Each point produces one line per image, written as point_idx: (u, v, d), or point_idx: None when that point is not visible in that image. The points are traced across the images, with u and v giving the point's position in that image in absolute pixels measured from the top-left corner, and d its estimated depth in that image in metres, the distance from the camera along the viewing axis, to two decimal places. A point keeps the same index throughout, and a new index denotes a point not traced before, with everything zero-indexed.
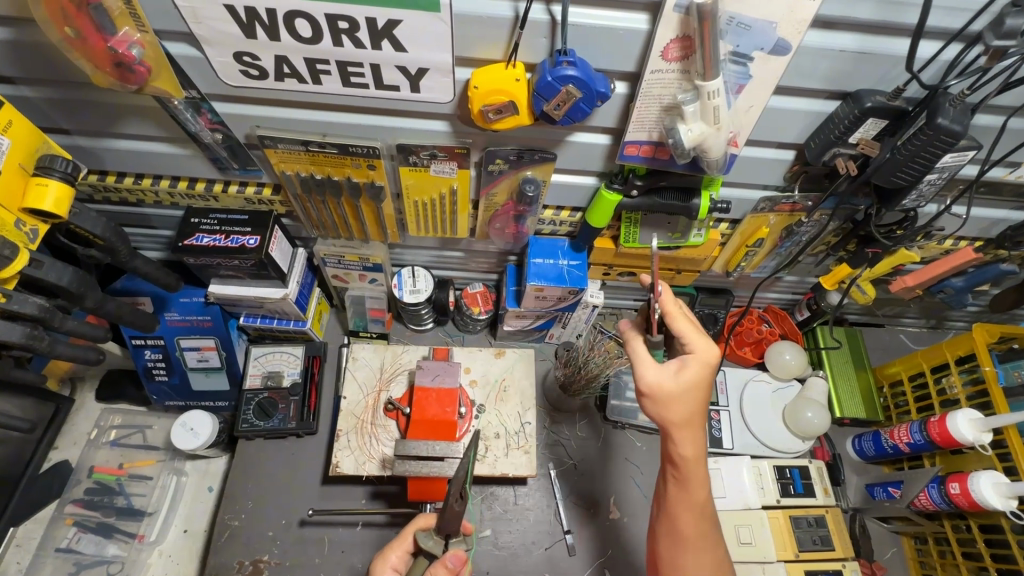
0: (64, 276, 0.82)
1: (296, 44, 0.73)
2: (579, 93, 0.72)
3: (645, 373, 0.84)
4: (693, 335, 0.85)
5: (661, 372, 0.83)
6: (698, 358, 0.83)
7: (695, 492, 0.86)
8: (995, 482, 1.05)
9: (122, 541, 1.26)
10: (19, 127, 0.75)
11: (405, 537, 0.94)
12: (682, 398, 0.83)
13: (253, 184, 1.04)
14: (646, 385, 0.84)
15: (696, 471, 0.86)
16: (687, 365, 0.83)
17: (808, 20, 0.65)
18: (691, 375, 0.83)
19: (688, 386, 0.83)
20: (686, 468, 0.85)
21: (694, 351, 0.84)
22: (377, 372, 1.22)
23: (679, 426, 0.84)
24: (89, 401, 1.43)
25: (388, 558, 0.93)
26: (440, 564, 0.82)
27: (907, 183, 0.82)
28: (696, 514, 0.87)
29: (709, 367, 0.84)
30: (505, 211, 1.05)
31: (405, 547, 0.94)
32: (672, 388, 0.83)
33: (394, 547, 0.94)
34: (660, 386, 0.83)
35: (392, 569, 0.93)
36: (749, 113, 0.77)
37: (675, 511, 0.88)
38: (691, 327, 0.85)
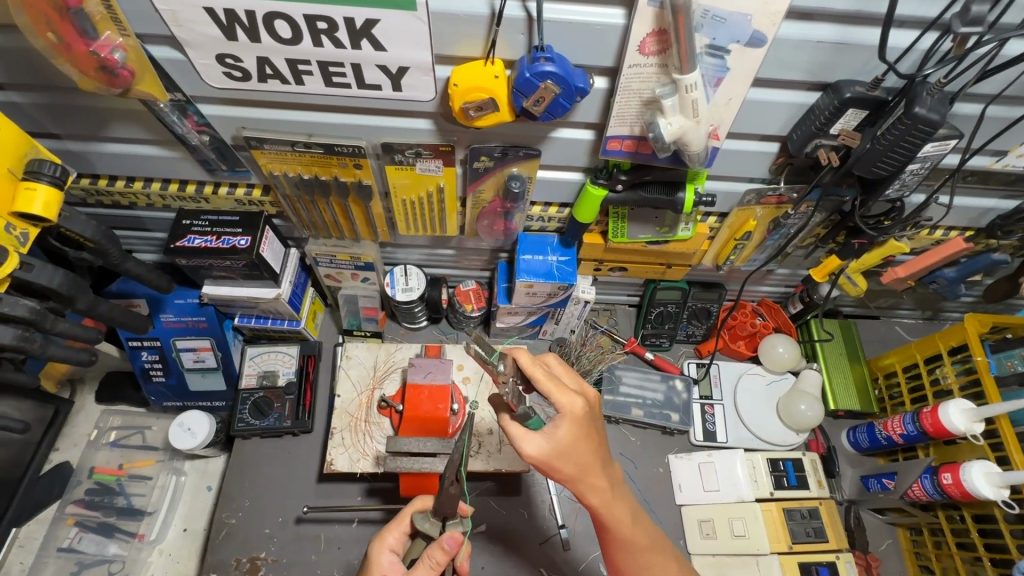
0: (55, 279, 0.84)
1: (277, 45, 0.73)
2: (557, 88, 0.72)
3: (526, 449, 0.76)
4: (559, 392, 0.76)
5: (542, 444, 0.76)
6: (566, 417, 0.75)
7: (620, 528, 0.85)
8: (987, 471, 1.05)
9: (122, 541, 1.28)
10: (7, 132, 0.76)
11: (402, 518, 0.93)
12: (570, 463, 0.77)
13: (242, 185, 1.05)
14: (531, 460, 0.77)
15: (612, 512, 0.83)
16: (558, 429, 0.76)
17: (782, 12, 0.65)
18: (562, 437, 0.75)
19: (569, 448, 0.76)
20: (602, 513, 0.83)
21: (563, 410, 0.76)
22: (371, 370, 1.23)
23: (577, 484, 0.79)
24: (89, 402, 1.45)
25: (386, 540, 0.92)
26: (437, 546, 0.83)
27: (888, 172, 0.83)
28: (629, 545, 0.87)
29: (579, 423, 0.76)
30: (493, 208, 1.06)
31: (402, 529, 0.92)
32: (557, 458, 0.76)
33: (391, 529, 0.92)
34: (545, 459, 0.76)
35: (389, 551, 0.91)
36: (728, 106, 0.77)
37: (612, 548, 0.88)
38: (552, 383, 0.77)
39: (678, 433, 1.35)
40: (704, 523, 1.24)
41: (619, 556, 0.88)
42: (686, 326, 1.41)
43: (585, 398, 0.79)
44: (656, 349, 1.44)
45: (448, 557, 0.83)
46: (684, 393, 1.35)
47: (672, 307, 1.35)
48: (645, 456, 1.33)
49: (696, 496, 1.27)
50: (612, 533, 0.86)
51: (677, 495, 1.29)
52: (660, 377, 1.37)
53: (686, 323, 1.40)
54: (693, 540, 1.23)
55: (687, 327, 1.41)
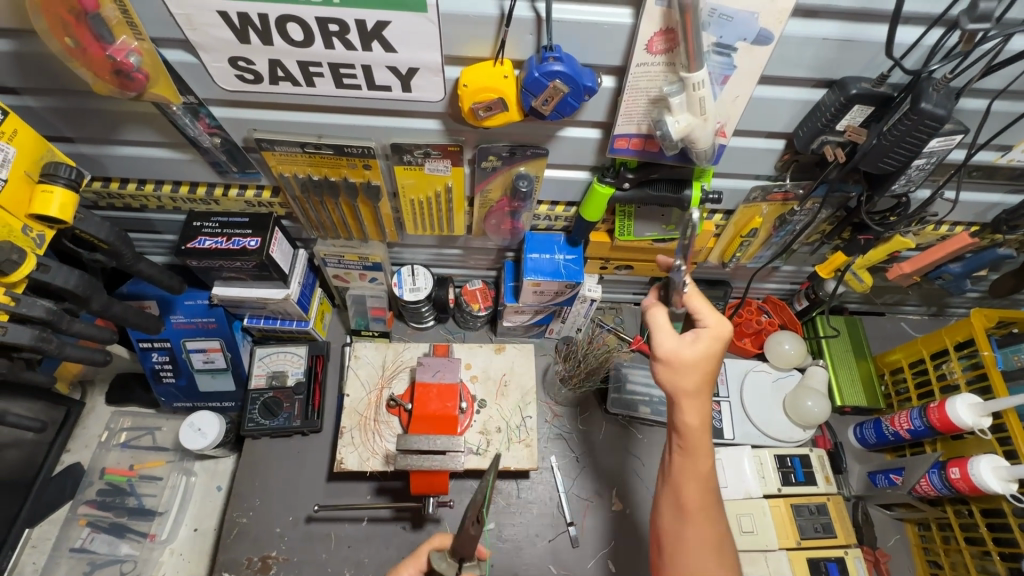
0: (71, 280, 0.85)
1: (288, 47, 0.74)
2: (566, 87, 0.73)
3: (660, 342, 0.88)
4: (707, 313, 0.89)
5: (675, 343, 0.87)
6: (710, 332, 0.87)
7: (700, 457, 0.88)
8: (995, 465, 1.05)
9: (134, 541, 1.29)
10: (23, 136, 0.78)
11: (419, 556, 0.88)
12: (693, 373, 0.86)
13: (252, 187, 1.06)
14: (659, 356, 0.88)
15: (701, 438, 0.87)
16: (704, 339, 0.87)
17: (788, 10, 0.66)
18: (703, 345, 0.86)
19: (702, 358, 0.86)
20: (692, 436, 0.87)
21: (706, 326, 0.88)
22: (379, 370, 1.23)
23: (690, 397, 0.86)
24: (99, 404, 1.46)
25: (403, 574, 0.87)
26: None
27: (895, 168, 0.83)
28: (697, 485, 0.87)
29: (722, 340, 0.87)
30: (500, 207, 1.06)
31: (418, 565, 0.87)
32: (680, 362, 0.86)
33: (407, 565, 0.88)
34: (679, 356, 0.86)
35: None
36: (736, 104, 0.78)
37: (680, 484, 0.88)
38: (699, 305, 0.89)
39: (685, 430, 1.36)
40: None
41: (682, 516, 0.87)
42: None
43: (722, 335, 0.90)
44: None
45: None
46: None
47: None
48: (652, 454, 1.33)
49: None
50: (689, 475, 0.88)
51: None
52: None
53: (692, 321, 1.41)
54: None
55: (693, 324, 1.41)
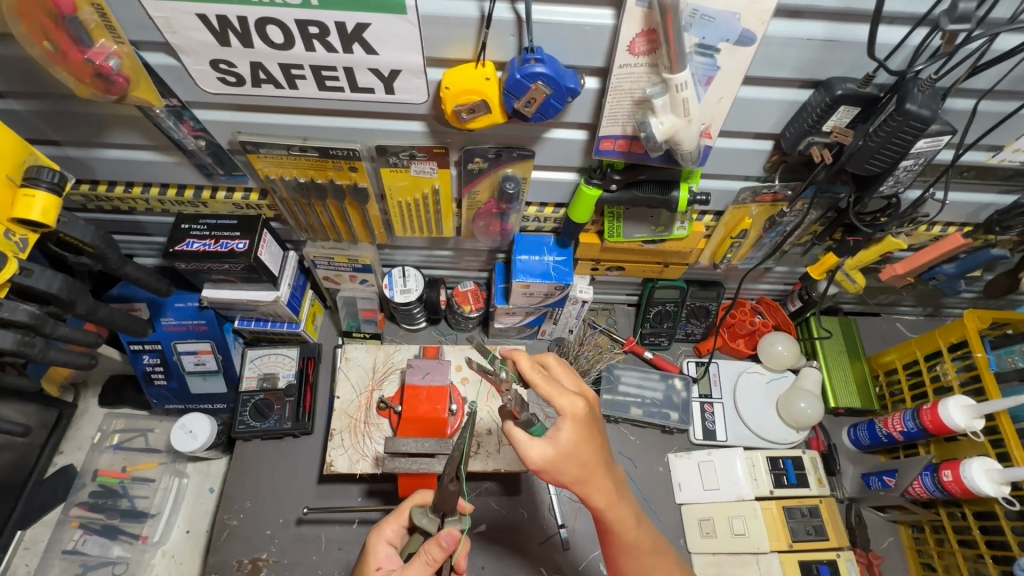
0: (55, 284, 0.85)
1: (269, 50, 0.74)
2: (548, 89, 0.72)
3: (530, 454, 0.75)
4: (557, 394, 0.77)
5: (546, 448, 0.75)
6: (567, 418, 0.76)
7: (624, 530, 0.85)
8: (987, 467, 1.05)
9: (126, 542, 1.29)
10: (5, 139, 0.77)
11: (401, 511, 0.93)
12: (576, 466, 0.76)
13: (240, 189, 1.06)
14: (534, 467, 0.75)
15: (616, 514, 0.83)
16: (562, 430, 0.75)
17: (770, 10, 0.65)
18: (566, 439, 0.75)
19: (573, 450, 0.75)
20: (607, 517, 0.82)
21: (563, 412, 0.77)
22: (370, 372, 1.23)
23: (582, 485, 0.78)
24: (93, 406, 1.46)
25: (385, 532, 0.92)
26: (435, 543, 0.82)
27: (882, 169, 0.83)
28: (633, 549, 0.87)
29: (582, 423, 0.76)
30: (488, 209, 1.06)
31: (400, 522, 0.92)
32: (560, 462, 0.75)
33: (390, 522, 0.92)
34: (546, 465, 0.75)
35: (386, 544, 0.91)
36: (721, 105, 0.77)
37: (616, 551, 0.88)
38: (550, 386, 0.78)
39: (678, 431, 1.35)
40: (703, 522, 1.24)
41: (621, 559, 0.89)
42: (685, 325, 1.41)
43: (585, 399, 0.80)
44: (655, 348, 1.44)
45: (443, 556, 0.82)
46: (683, 392, 1.35)
47: (670, 306, 1.35)
48: (645, 455, 1.33)
49: (696, 495, 1.27)
50: (618, 538, 0.86)
51: (678, 494, 1.28)
52: (660, 376, 1.36)
53: (685, 322, 1.40)
54: (692, 539, 1.23)
55: (686, 325, 1.41)
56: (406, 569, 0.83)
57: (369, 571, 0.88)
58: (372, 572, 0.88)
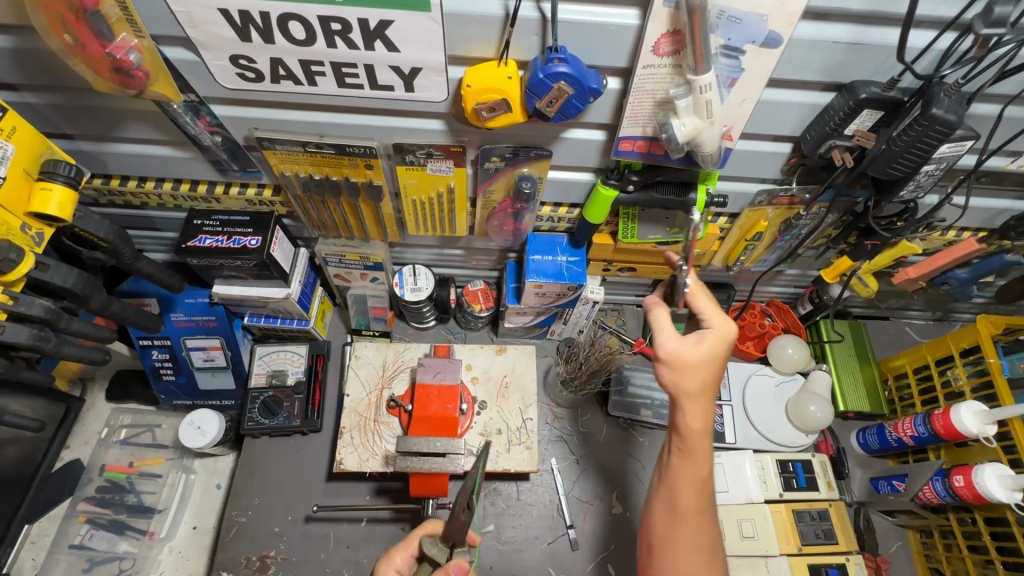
0: (70, 279, 0.84)
1: (290, 46, 0.73)
2: (571, 89, 0.72)
3: (660, 339, 0.85)
4: (714, 313, 0.87)
5: (676, 346, 0.84)
6: (718, 331, 0.85)
7: (689, 467, 0.87)
8: (1000, 473, 1.04)
9: (133, 538, 1.28)
10: (23, 132, 0.77)
11: (410, 541, 0.93)
12: (693, 374, 0.84)
13: (254, 185, 1.05)
14: (662, 355, 0.85)
15: (700, 443, 0.86)
16: (707, 339, 0.85)
17: (798, 12, 0.65)
18: (709, 345, 0.84)
19: (707, 359, 0.84)
20: (690, 438, 0.86)
21: (714, 326, 0.86)
22: (380, 370, 1.23)
23: (692, 397, 0.85)
24: (99, 400, 1.46)
25: (394, 560, 0.92)
26: (443, 575, 0.84)
27: (904, 174, 0.82)
28: (686, 500, 0.87)
29: (724, 341, 0.85)
30: (502, 208, 1.06)
31: (410, 551, 0.92)
32: (682, 364, 0.84)
33: (399, 550, 0.93)
34: (682, 357, 0.84)
35: (396, 572, 0.91)
36: (743, 107, 0.76)
37: (672, 502, 0.88)
38: (712, 305, 0.88)
39: None
40: None
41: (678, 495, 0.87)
42: None
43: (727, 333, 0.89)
44: None
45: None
46: None
47: None
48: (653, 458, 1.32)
49: None
50: (686, 464, 0.87)
51: None
52: None
53: None
54: None
55: None
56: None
57: None
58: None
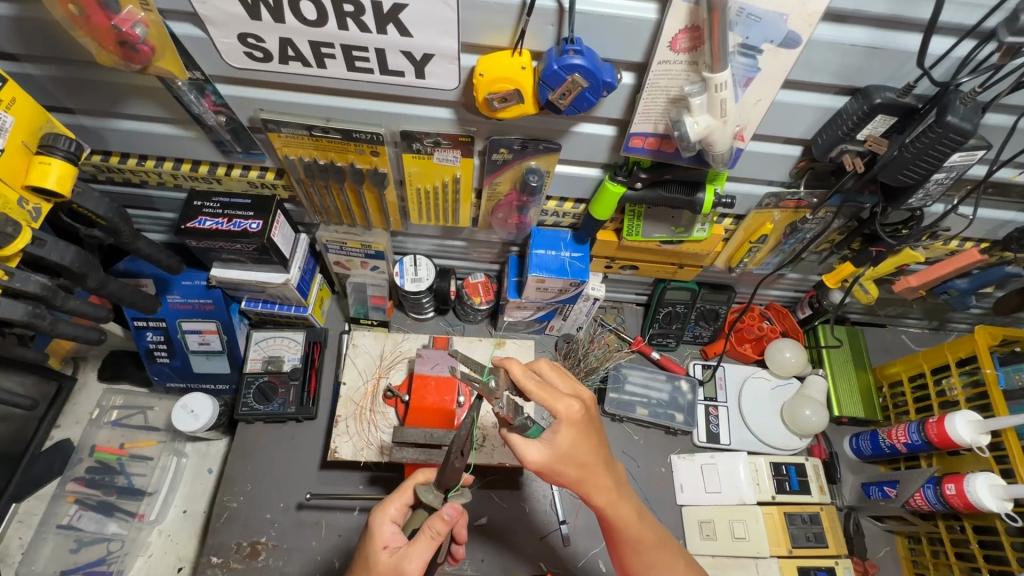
0: (67, 255, 0.83)
1: (301, 26, 0.72)
2: (584, 82, 0.71)
3: (527, 456, 0.77)
4: (553, 398, 0.78)
5: (543, 450, 0.77)
6: (563, 422, 0.77)
7: (626, 526, 0.85)
8: (991, 483, 1.05)
9: (122, 520, 1.27)
10: (23, 104, 0.75)
11: (405, 489, 0.89)
12: (573, 466, 0.78)
13: (257, 168, 1.04)
14: (533, 468, 0.78)
15: (619, 510, 0.84)
16: (558, 434, 0.77)
17: (818, 13, 0.64)
18: (561, 442, 0.77)
19: (569, 452, 0.77)
20: (611, 515, 0.84)
21: (559, 415, 0.78)
22: (377, 360, 1.22)
23: (584, 481, 0.80)
24: (92, 380, 1.45)
25: (387, 511, 0.87)
26: (437, 517, 0.80)
27: (913, 181, 0.82)
28: (635, 544, 0.87)
29: (577, 427, 0.78)
30: (508, 201, 1.05)
31: (404, 500, 0.88)
32: (560, 463, 0.77)
33: (392, 500, 0.88)
34: (549, 464, 0.77)
35: (390, 522, 0.86)
36: (757, 107, 0.76)
37: (622, 548, 0.88)
38: (545, 392, 0.78)
39: (682, 433, 1.35)
40: (704, 524, 1.23)
41: (627, 556, 0.88)
42: (694, 327, 1.40)
43: (581, 401, 0.81)
44: (662, 349, 1.44)
45: (447, 528, 0.80)
46: (689, 394, 1.35)
47: (680, 308, 1.35)
48: (647, 456, 1.32)
49: (698, 497, 1.27)
50: (621, 534, 0.86)
51: (679, 495, 1.27)
52: (666, 377, 1.36)
53: (694, 324, 1.39)
54: (692, 540, 1.22)
55: (694, 327, 1.40)
56: (412, 547, 0.81)
57: (375, 551, 0.84)
58: (379, 551, 0.83)
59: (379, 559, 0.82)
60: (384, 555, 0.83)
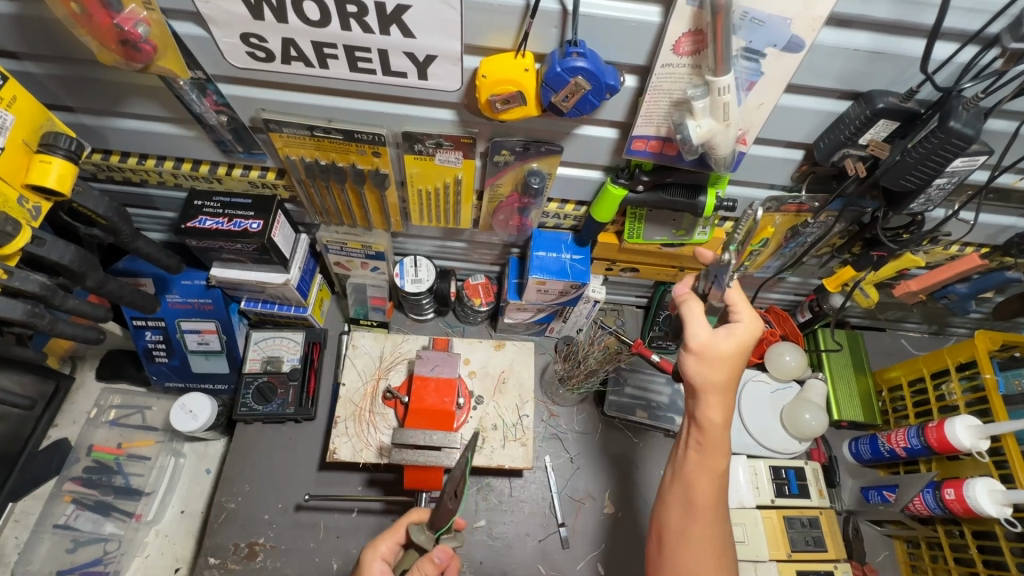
0: (67, 255, 0.83)
1: (304, 26, 0.72)
2: (588, 85, 0.71)
3: (694, 327, 0.84)
4: (744, 308, 0.86)
5: (707, 330, 0.84)
6: (744, 326, 0.85)
7: (717, 458, 0.87)
8: (990, 488, 1.05)
9: (119, 520, 1.27)
10: (24, 102, 0.75)
11: (397, 528, 0.92)
12: (726, 359, 0.84)
13: (257, 167, 1.03)
14: (692, 343, 0.84)
15: (720, 437, 0.86)
16: (738, 330, 0.85)
17: (822, 18, 0.64)
18: (739, 335, 0.84)
19: (728, 351, 0.84)
20: (712, 436, 0.86)
21: (744, 321, 0.86)
22: (376, 360, 1.21)
23: (707, 392, 0.85)
24: (89, 379, 1.44)
25: (379, 548, 0.90)
26: (427, 560, 0.84)
27: (915, 186, 0.82)
28: (711, 488, 0.87)
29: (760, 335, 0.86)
30: (509, 203, 1.05)
31: (395, 538, 0.91)
32: (712, 351, 0.84)
33: (385, 537, 0.91)
34: (712, 346, 0.83)
35: (380, 560, 0.90)
36: (759, 111, 0.76)
37: (693, 487, 0.87)
38: (743, 304, 0.87)
39: (681, 436, 1.35)
40: None
41: (691, 500, 0.87)
42: None
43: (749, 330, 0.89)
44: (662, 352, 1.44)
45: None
46: None
47: (680, 311, 1.34)
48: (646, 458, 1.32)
49: None
50: (696, 468, 0.87)
51: None
52: (666, 380, 1.36)
53: None
54: None
55: None
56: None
57: None
58: None
59: None
60: None
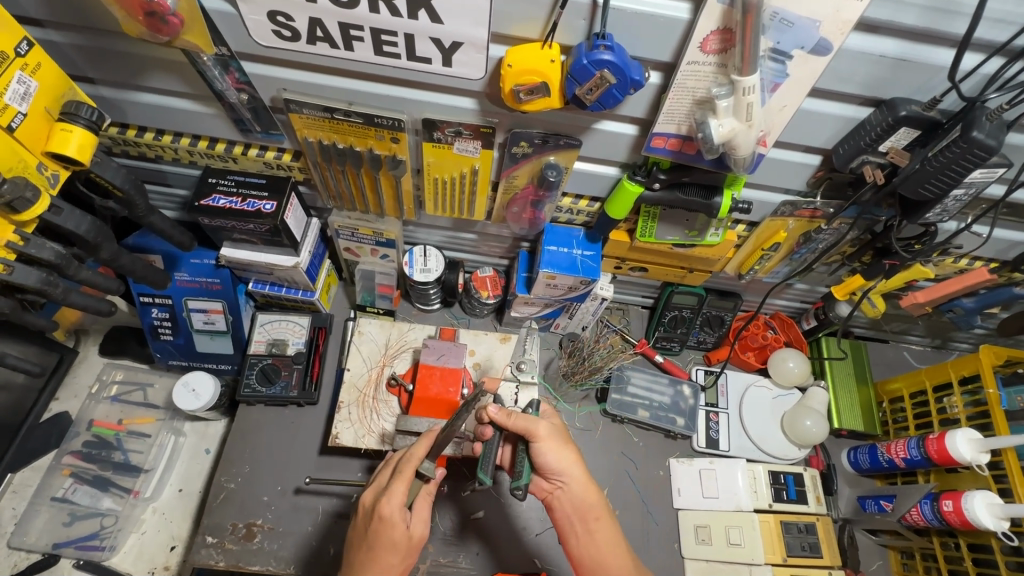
0: (82, 224, 0.83)
1: (332, 7, 0.72)
2: (613, 78, 0.71)
3: (537, 427, 0.92)
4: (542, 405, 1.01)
5: (548, 425, 0.94)
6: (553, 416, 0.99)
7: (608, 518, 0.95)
8: (989, 502, 1.05)
9: (117, 495, 1.26)
10: (47, 70, 0.75)
11: (404, 472, 0.87)
12: (565, 450, 0.94)
13: (273, 148, 1.03)
14: (541, 439, 0.92)
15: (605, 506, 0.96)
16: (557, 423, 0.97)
17: (852, 22, 0.64)
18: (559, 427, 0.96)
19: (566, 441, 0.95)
20: (596, 505, 0.95)
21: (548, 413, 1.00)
22: (382, 348, 1.21)
23: (577, 471, 0.94)
24: (93, 353, 1.44)
25: (397, 495, 0.86)
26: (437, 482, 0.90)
27: (933, 196, 0.82)
28: (617, 543, 0.94)
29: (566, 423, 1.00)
30: (524, 195, 1.05)
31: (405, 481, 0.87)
32: (556, 442, 0.94)
33: (397, 485, 0.86)
34: (551, 438, 0.93)
35: (399, 503, 0.86)
36: (782, 113, 0.76)
37: (605, 550, 0.93)
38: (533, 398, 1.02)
39: (682, 437, 1.34)
40: (700, 529, 1.23)
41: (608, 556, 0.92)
42: (698, 333, 1.40)
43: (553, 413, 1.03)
44: (666, 353, 1.44)
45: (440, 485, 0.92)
46: (691, 399, 1.35)
47: (687, 313, 1.35)
48: (646, 456, 1.32)
49: (696, 502, 1.26)
50: (603, 532, 0.94)
51: (676, 499, 1.26)
52: (669, 381, 1.36)
53: (699, 329, 1.39)
54: (688, 545, 1.22)
55: (698, 333, 1.40)
56: (421, 512, 0.89)
57: (397, 532, 0.85)
58: (400, 531, 0.85)
59: (398, 537, 0.85)
60: (403, 532, 0.86)
